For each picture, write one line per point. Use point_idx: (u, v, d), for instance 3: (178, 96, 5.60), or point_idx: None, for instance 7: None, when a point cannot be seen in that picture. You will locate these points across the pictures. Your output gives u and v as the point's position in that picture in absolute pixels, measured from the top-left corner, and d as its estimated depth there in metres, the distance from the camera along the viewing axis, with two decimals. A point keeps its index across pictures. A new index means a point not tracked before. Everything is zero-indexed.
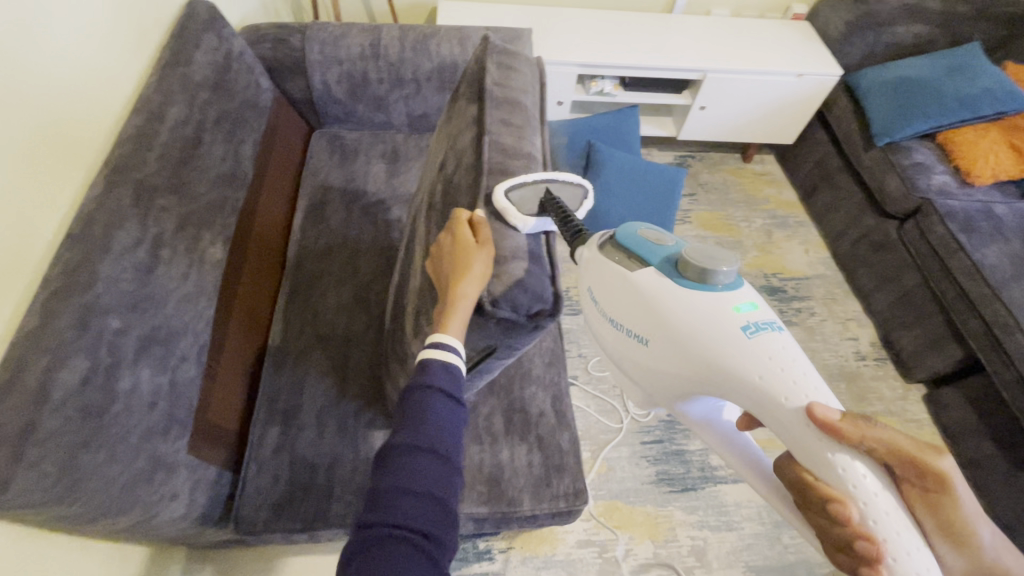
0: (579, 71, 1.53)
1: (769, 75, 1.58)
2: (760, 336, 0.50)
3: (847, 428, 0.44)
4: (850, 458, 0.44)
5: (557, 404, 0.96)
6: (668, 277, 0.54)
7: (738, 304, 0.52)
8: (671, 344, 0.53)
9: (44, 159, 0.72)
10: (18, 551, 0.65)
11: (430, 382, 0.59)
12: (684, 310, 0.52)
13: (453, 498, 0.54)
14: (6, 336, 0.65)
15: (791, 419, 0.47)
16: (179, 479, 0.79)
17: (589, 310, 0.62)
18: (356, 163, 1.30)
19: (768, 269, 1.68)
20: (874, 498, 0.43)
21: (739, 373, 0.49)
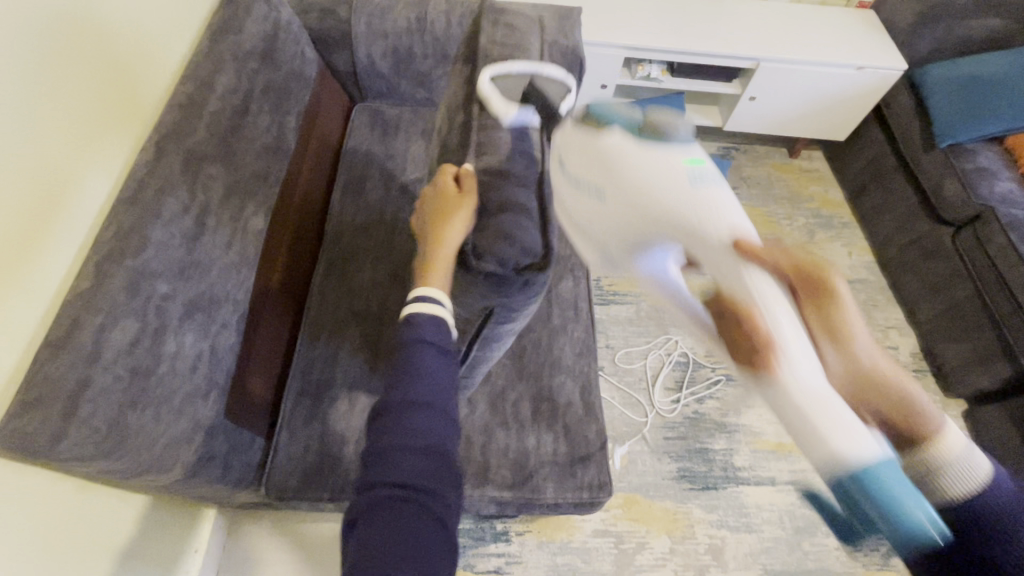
0: (626, 54, 1.49)
1: (826, 67, 1.51)
2: (698, 173, 0.52)
3: (760, 246, 0.47)
4: (758, 273, 0.47)
5: (586, 395, 0.96)
6: (621, 128, 0.56)
7: (688, 157, 0.53)
8: (618, 196, 0.54)
9: (98, 123, 0.74)
10: (60, 498, 0.68)
11: (418, 337, 0.60)
12: (628, 150, 0.54)
13: (447, 444, 0.55)
14: (61, 296, 0.67)
15: (708, 236, 0.49)
16: (216, 441, 0.81)
17: (558, 180, 0.64)
18: (396, 140, 1.29)
19: None
20: (780, 305, 0.45)
21: (677, 214, 0.51)
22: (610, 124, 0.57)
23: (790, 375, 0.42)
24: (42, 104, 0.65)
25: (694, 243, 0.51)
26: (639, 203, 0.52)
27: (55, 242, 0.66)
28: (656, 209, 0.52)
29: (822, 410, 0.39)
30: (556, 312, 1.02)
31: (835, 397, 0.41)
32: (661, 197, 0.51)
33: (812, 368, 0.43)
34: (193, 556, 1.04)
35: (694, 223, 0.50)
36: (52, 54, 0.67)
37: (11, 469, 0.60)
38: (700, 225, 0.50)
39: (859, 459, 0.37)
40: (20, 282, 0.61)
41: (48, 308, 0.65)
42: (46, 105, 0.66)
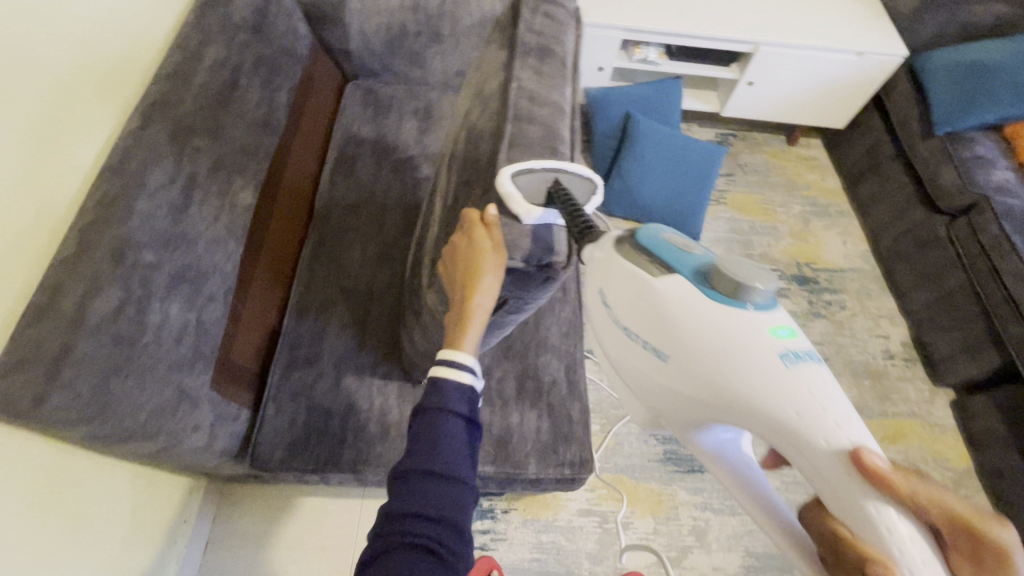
0: (623, 36, 1.47)
1: (825, 52, 1.49)
2: (798, 363, 0.44)
3: (899, 479, 0.39)
4: (892, 512, 0.39)
5: (571, 374, 0.96)
6: (686, 278, 0.49)
7: (776, 327, 0.46)
8: (689, 365, 0.48)
9: (82, 90, 0.73)
10: (42, 462, 0.68)
11: (444, 403, 0.57)
12: (701, 322, 0.47)
13: (462, 518, 0.53)
14: (45, 262, 0.67)
15: (818, 449, 0.42)
16: (202, 413, 0.82)
17: (592, 307, 0.57)
18: (388, 118, 1.28)
19: (802, 257, 1.62)
20: (919, 552, 0.38)
21: (774, 405, 0.44)
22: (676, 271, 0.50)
23: None
24: (20, 67, 0.64)
25: (796, 450, 0.44)
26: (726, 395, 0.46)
27: (36, 209, 0.66)
28: (746, 396, 0.45)
29: None
30: None
31: None
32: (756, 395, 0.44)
33: None
34: (182, 526, 1.06)
35: (799, 428, 0.43)
36: (32, 13, 0.67)
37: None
38: (808, 434, 0.42)
39: None
40: (3, 243, 0.61)
41: (32, 272, 0.65)
42: (28, 66, 0.66)
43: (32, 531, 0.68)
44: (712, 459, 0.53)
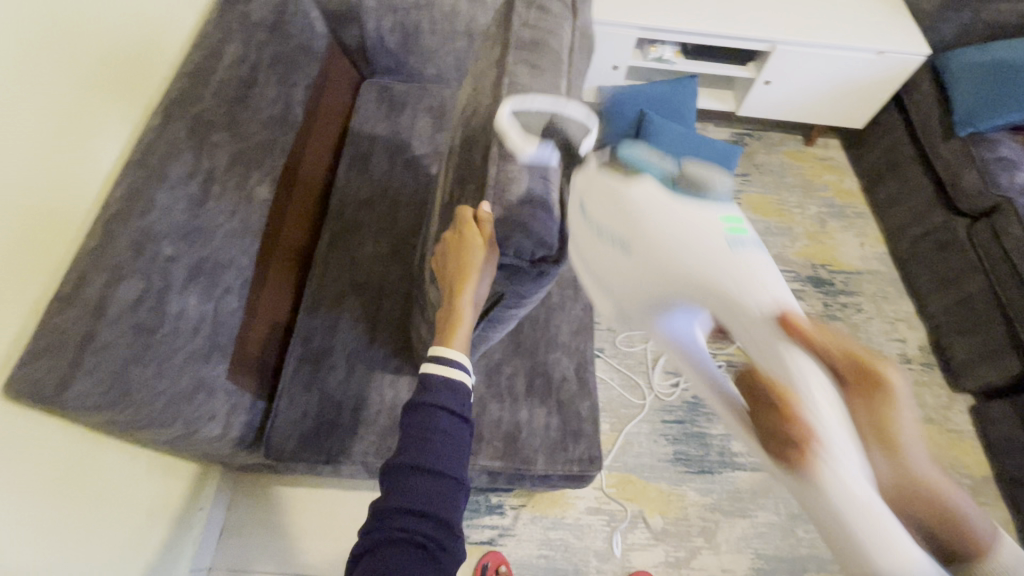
0: (639, 35, 1.47)
1: (844, 51, 1.47)
2: (738, 234, 0.44)
3: (810, 327, 0.40)
4: (802, 357, 0.40)
5: (581, 372, 0.96)
6: (654, 178, 0.48)
7: (726, 216, 0.45)
8: (634, 241, 0.46)
9: (109, 86, 0.75)
10: (65, 448, 0.71)
11: (435, 400, 0.59)
12: (649, 203, 0.46)
13: (456, 515, 0.54)
14: (70, 253, 0.69)
15: (745, 306, 0.42)
16: (217, 402, 0.83)
17: (577, 223, 0.55)
18: (402, 116, 1.29)
19: (817, 259, 1.60)
20: (824, 397, 0.38)
21: (706, 271, 0.43)
22: (642, 170, 0.48)
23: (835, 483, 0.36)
24: (50, 62, 0.66)
25: (729, 315, 0.43)
26: (663, 262, 0.44)
27: (64, 202, 0.68)
28: (683, 264, 0.44)
29: (875, 535, 0.34)
30: (555, 289, 1.03)
31: (897, 523, 0.35)
32: (692, 260, 0.43)
33: (864, 477, 0.36)
34: (198, 513, 1.08)
35: (728, 289, 0.42)
36: (55, 10, 0.68)
37: (14, 415, 0.62)
38: (731, 289, 0.42)
39: None
40: (30, 237, 0.63)
41: (55, 266, 0.67)
42: (59, 62, 0.68)
43: (51, 513, 0.69)
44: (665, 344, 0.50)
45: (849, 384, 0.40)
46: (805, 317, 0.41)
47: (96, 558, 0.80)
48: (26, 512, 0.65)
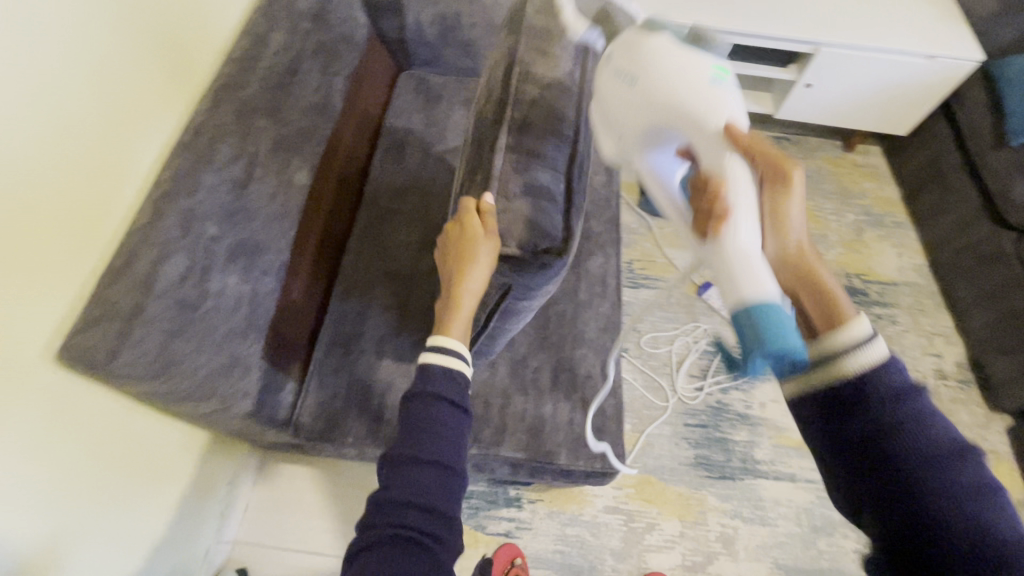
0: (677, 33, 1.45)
1: (889, 54, 1.42)
2: (719, 77, 0.60)
3: (748, 137, 0.55)
4: (737, 160, 0.55)
5: (607, 369, 0.96)
6: (669, 34, 0.62)
7: (714, 66, 0.60)
8: (638, 71, 0.61)
9: (162, 69, 0.78)
10: (107, 416, 0.75)
11: (433, 390, 0.61)
12: (661, 47, 0.60)
13: (454, 507, 0.58)
14: (122, 230, 0.72)
15: (707, 123, 0.57)
16: (252, 379, 0.85)
17: (600, 74, 0.68)
18: (438, 108, 1.30)
19: (852, 268, 1.56)
20: (744, 181, 0.54)
21: (689, 96, 0.58)
22: (662, 27, 0.62)
23: (731, 234, 0.53)
24: (112, 46, 0.69)
25: (693, 131, 0.58)
26: (652, 88, 0.60)
27: (118, 181, 0.71)
28: (672, 90, 0.58)
29: (746, 266, 0.51)
30: (583, 286, 1.03)
31: (761, 262, 0.52)
32: (678, 85, 0.58)
33: (751, 235, 0.53)
34: (225, 487, 1.12)
35: (700, 110, 0.57)
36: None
37: (59, 378, 0.66)
38: (701, 111, 0.57)
39: (757, 299, 0.49)
40: (85, 213, 0.67)
41: (107, 244, 0.70)
42: (119, 45, 0.71)
43: (94, 470, 0.74)
44: (643, 165, 0.66)
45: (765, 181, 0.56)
46: (747, 134, 0.56)
47: (134, 521, 0.85)
48: (70, 467, 0.69)
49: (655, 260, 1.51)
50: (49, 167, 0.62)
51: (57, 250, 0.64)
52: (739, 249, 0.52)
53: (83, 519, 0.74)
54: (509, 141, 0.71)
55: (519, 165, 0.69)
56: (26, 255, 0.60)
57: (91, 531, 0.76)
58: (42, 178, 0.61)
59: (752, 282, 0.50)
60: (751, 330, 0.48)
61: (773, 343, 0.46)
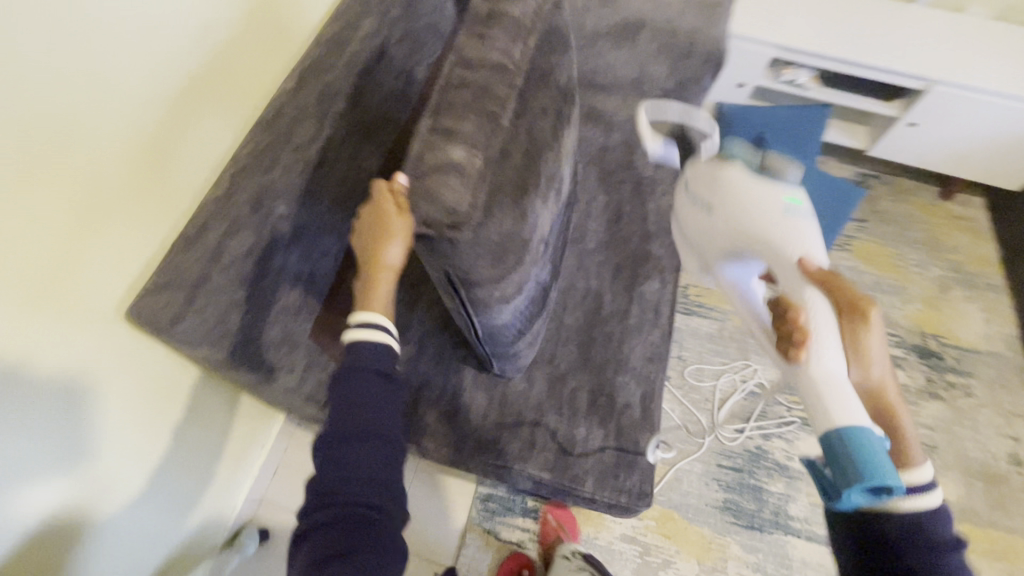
0: (775, 54, 1.36)
1: (1016, 101, 1.28)
2: (793, 209, 0.72)
3: (826, 276, 0.63)
4: (818, 298, 0.64)
5: (647, 401, 0.93)
6: (745, 168, 0.75)
7: (789, 196, 0.72)
8: (722, 208, 0.76)
9: (256, 41, 0.81)
10: (159, 375, 0.80)
11: (359, 365, 0.61)
12: (743, 186, 0.74)
13: (394, 477, 0.59)
14: (203, 191, 0.77)
15: (784, 260, 0.69)
16: (298, 356, 0.88)
17: (684, 198, 0.86)
18: None
19: (930, 328, 1.43)
20: (823, 316, 0.62)
21: (765, 233, 0.71)
22: (734, 160, 0.76)
23: (814, 360, 0.60)
24: (213, 14, 0.73)
25: (775, 263, 0.70)
26: (735, 226, 0.73)
27: (204, 143, 0.75)
28: (753, 227, 0.71)
29: (831, 389, 0.58)
30: (634, 310, 1.01)
31: (844, 385, 0.59)
32: (755, 224, 0.71)
33: (835, 360, 0.60)
34: (259, 449, 1.17)
35: (777, 245, 0.69)
36: None
37: (126, 332, 0.72)
38: (778, 246, 0.69)
39: (846, 425, 0.55)
40: (170, 172, 0.71)
41: (187, 203, 0.75)
42: (220, 13, 0.74)
43: (149, 418, 0.80)
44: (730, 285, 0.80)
45: (842, 315, 0.62)
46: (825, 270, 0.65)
47: (181, 469, 0.92)
48: (127, 411, 0.75)
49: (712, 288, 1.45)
50: (143, 124, 0.66)
51: (128, 227, 0.67)
52: (822, 377, 0.59)
53: (133, 464, 0.79)
54: (431, 123, 0.67)
55: (432, 144, 0.65)
56: (99, 224, 0.64)
57: (137, 477, 0.81)
58: (134, 135, 0.65)
59: (836, 404, 0.57)
60: (843, 458, 0.53)
61: (869, 476, 0.51)
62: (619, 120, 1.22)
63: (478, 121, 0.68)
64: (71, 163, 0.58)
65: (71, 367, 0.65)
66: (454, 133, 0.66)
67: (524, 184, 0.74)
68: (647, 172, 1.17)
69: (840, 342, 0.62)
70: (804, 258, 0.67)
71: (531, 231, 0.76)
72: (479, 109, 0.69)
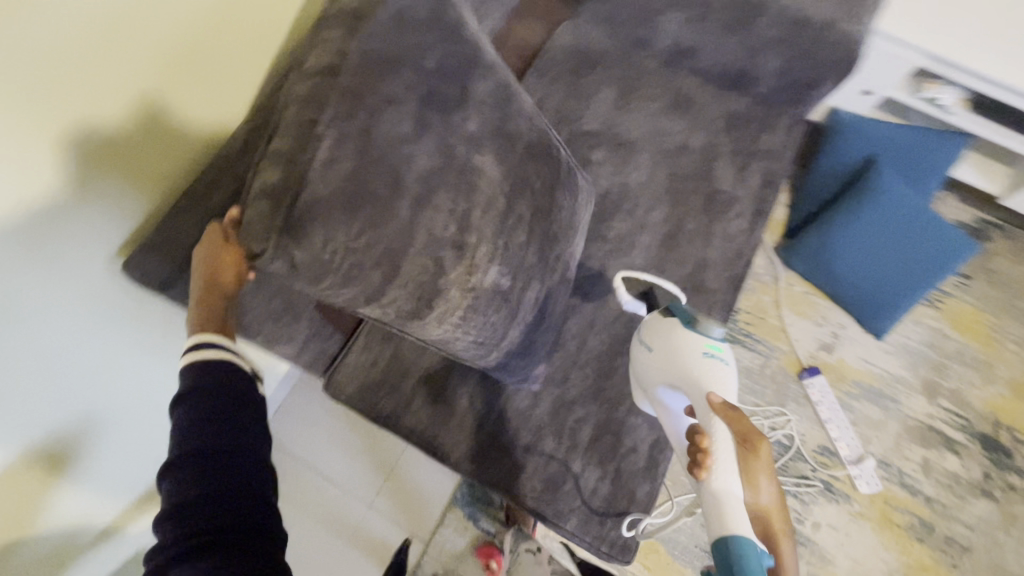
0: (922, 63, 1.11)
1: None
2: (716, 357, 0.74)
3: (723, 406, 0.66)
4: (720, 425, 0.66)
5: (655, 451, 0.86)
6: (681, 318, 0.77)
7: (711, 343, 0.75)
8: (660, 348, 0.77)
9: None
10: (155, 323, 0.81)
11: (195, 384, 0.58)
12: (678, 328, 0.76)
13: (250, 491, 0.56)
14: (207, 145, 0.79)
15: (699, 392, 0.71)
16: (299, 326, 0.84)
17: (636, 342, 0.82)
18: (588, 76, 1.06)
19: (1006, 418, 1.25)
20: (724, 443, 0.65)
21: (692, 374, 0.72)
22: (674, 313, 0.79)
23: (714, 478, 0.63)
24: None
25: (696, 398, 0.71)
26: (672, 364, 0.75)
27: (214, 96, 0.76)
28: (685, 366, 0.73)
29: (727, 507, 0.62)
30: None
31: (739, 501, 0.62)
32: (690, 365, 0.73)
33: (732, 479, 0.63)
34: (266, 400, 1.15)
35: (701, 382, 0.71)
36: None
37: (135, 304, 0.77)
38: (701, 379, 0.71)
39: (739, 532, 0.60)
40: (180, 119, 0.72)
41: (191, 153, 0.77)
42: None
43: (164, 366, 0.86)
44: (662, 412, 0.76)
45: (740, 444, 0.64)
46: (727, 403, 0.68)
47: None
48: (130, 347, 0.78)
49: (765, 318, 1.33)
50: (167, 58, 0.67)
51: (126, 202, 0.70)
52: (722, 496, 0.62)
53: (143, 399, 0.84)
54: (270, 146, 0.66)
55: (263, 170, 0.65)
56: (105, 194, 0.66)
57: (143, 426, 0.86)
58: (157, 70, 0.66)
59: (725, 519, 0.61)
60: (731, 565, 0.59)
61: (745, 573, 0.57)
62: (707, 115, 1.05)
63: (299, 134, 0.64)
64: (92, 134, 0.62)
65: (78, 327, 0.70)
66: (280, 154, 0.64)
67: (388, 188, 0.64)
68: (724, 186, 1.02)
69: (737, 469, 0.64)
70: (715, 391, 0.70)
71: (411, 233, 0.67)
72: (305, 120, 0.65)
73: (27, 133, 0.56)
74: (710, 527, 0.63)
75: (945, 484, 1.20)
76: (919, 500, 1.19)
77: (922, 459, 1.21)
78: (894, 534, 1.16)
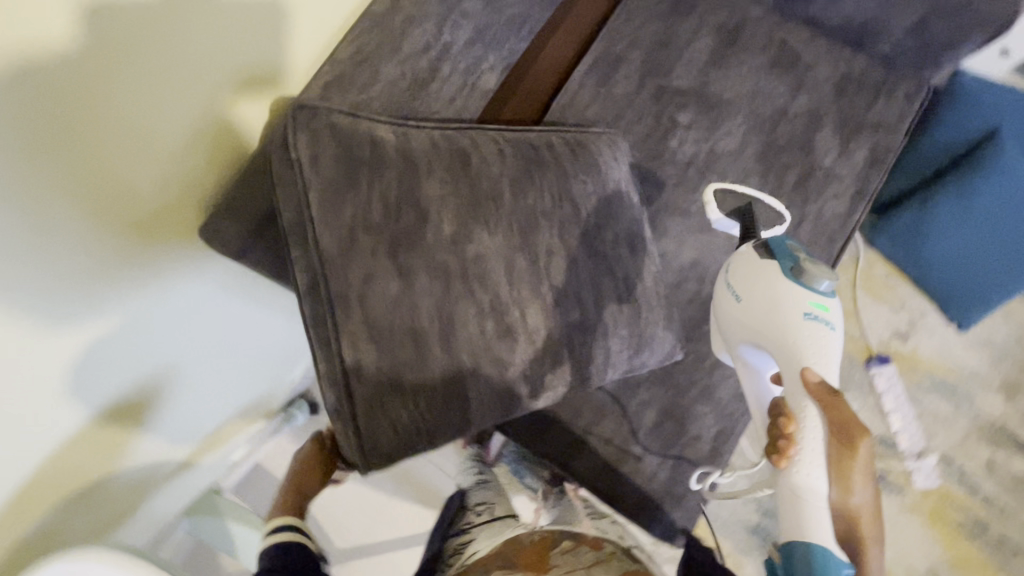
0: None
1: None
2: (816, 319, 0.64)
3: (818, 390, 0.59)
4: (811, 413, 0.59)
5: (719, 440, 0.85)
6: (782, 263, 0.67)
7: (814, 300, 0.65)
8: (750, 305, 0.68)
9: None
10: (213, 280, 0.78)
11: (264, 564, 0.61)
12: (773, 284, 0.66)
13: None
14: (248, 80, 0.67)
15: (789, 368, 0.63)
16: None
17: (721, 283, 0.75)
18: (683, 22, 0.94)
19: None
20: (812, 434, 0.58)
21: (783, 342, 0.64)
22: (776, 255, 0.68)
23: (794, 471, 0.58)
24: None
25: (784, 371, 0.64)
26: (762, 326, 0.67)
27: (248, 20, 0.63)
28: (775, 332, 0.65)
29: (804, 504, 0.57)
30: None
31: (821, 500, 0.57)
32: (783, 331, 0.64)
33: (817, 475, 0.57)
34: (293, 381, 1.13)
35: (791, 355, 0.63)
36: None
37: (193, 254, 0.72)
38: (791, 350, 0.63)
39: (813, 538, 0.56)
40: (216, 52, 0.61)
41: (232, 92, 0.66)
42: None
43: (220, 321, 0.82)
44: (748, 373, 0.71)
45: (833, 438, 0.57)
46: (825, 386, 0.59)
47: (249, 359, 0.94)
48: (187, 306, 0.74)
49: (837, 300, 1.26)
50: None
51: (164, 124, 0.59)
52: (800, 491, 0.58)
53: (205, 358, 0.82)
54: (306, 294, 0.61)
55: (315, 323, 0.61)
56: (133, 122, 0.55)
57: (205, 381, 0.84)
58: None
59: (800, 517, 0.57)
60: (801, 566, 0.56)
61: None
62: (816, 76, 0.93)
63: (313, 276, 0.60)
64: (122, 39, 0.50)
65: (117, 265, 0.61)
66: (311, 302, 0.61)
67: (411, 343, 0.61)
68: (825, 161, 0.92)
69: (824, 464, 0.57)
70: (813, 367, 0.62)
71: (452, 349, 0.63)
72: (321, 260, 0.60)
73: (55, 41, 0.45)
74: (782, 523, 0.59)
75: (1008, 486, 1.15)
76: (977, 499, 1.15)
77: (988, 459, 1.17)
78: (945, 529, 1.14)
